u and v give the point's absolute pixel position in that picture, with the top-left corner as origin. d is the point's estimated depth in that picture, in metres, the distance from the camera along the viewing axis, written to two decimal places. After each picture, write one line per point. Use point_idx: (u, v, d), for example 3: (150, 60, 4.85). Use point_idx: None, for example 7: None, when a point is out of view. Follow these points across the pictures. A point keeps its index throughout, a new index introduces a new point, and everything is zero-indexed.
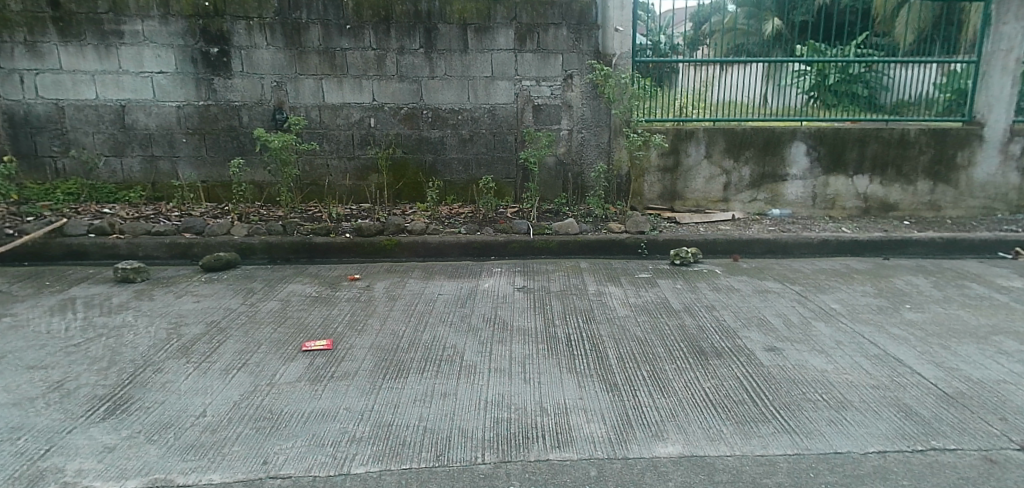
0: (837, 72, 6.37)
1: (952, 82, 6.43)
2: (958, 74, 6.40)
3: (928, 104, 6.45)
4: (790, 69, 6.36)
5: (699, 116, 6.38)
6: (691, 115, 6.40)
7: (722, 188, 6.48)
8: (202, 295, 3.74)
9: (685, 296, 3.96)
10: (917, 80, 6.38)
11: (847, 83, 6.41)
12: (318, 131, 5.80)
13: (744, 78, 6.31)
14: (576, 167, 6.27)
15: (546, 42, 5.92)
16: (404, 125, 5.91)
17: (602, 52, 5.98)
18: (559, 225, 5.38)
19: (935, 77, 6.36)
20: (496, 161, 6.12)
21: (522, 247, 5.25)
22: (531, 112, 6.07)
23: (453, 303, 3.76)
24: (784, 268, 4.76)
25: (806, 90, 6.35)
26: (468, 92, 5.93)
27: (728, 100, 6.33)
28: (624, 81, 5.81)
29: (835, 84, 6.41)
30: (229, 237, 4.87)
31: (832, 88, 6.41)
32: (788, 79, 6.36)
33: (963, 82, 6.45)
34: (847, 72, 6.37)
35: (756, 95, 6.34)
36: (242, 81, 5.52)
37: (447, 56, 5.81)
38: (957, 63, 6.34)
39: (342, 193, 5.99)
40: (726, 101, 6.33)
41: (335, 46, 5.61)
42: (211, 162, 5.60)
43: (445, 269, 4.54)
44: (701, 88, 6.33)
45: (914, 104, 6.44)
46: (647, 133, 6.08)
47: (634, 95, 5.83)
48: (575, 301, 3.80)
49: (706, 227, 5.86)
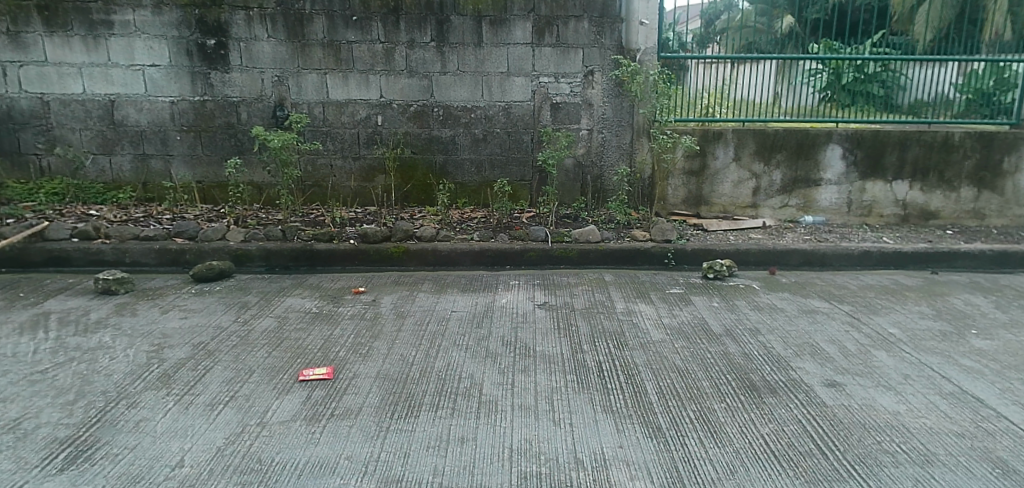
0: (852, 71, 6.02)
1: (973, 83, 5.99)
2: (980, 73, 5.95)
3: (951, 105, 5.99)
4: (804, 67, 6.00)
5: (722, 116, 6.04)
6: (715, 114, 6.05)
7: (751, 193, 6.09)
8: (190, 311, 3.39)
9: (724, 317, 3.58)
10: (937, 80, 5.95)
11: (863, 82, 5.99)
12: (323, 129, 5.44)
13: (757, 76, 5.90)
14: (595, 169, 5.89)
15: (566, 35, 5.53)
16: (414, 124, 5.54)
17: (625, 47, 5.61)
18: (579, 233, 5.00)
19: (955, 77, 5.95)
20: (511, 163, 5.74)
21: (540, 256, 4.87)
22: (548, 110, 5.69)
23: (468, 322, 3.39)
24: (828, 284, 4.37)
25: (821, 89, 6.03)
26: (481, 89, 5.55)
27: (742, 100, 5.95)
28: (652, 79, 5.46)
29: (850, 84, 6.01)
30: (224, 242, 4.52)
31: (847, 88, 5.99)
32: (802, 77, 5.98)
33: (984, 82, 6.00)
34: (863, 71, 6.00)
35: (767, 94, 5.95)
36: (241, 75, 5.17)
37: (460, 50, 5.44)
38: (977, 63, 5.90)
39: (347, 195, 5.63)
40: (738, 100, 5.95)
41: (340, 39, 5.25)
42: (207, 161, 5.25)
43: (458, 281, 4.17)
44: (724, 85, 5.95)
45: (936, 104, 5.97)
46: (674, 134, 5.69)
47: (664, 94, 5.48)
48: (603, 322, 3.43)
49: (736, 236, 5.47)
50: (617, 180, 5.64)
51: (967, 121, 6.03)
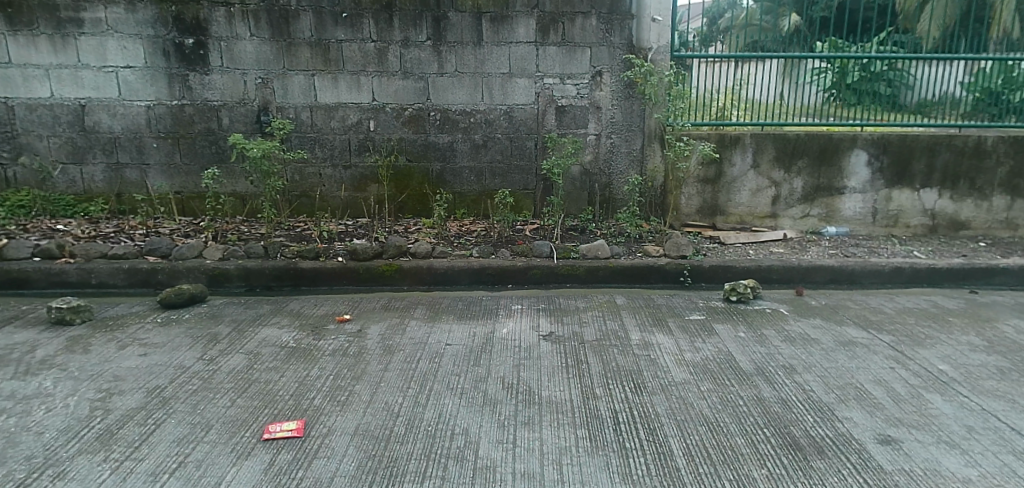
0: (858, 69, 5.58)
1: (982, 82, 5.55)
2: (989, 72, 5.52)
3: (958, 106, 5.61)
4: (809, 65, 5.56)
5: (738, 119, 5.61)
6: (727, 118, 5.62)
7: (770, 203, 5.69)
8: (151, 345, 3.01)
9: (753, 350, 3.19)
10: (944, 79, 5.55)
11: (869, 81, 5.60)
12: (311, 135, 5.06)
13: (757, 75, 5.50)
14: (604, 177, 5.50)
15: (572, 33, 5.15)
16: (409, 129, 5.15)
17: (636, 45, 5.20)
18: (587, 248, 4.60)
19: (963, 75, 5.53)
20: (513, 170, 5.36)
21: (544, 274, 4.47)
22: (553, 114, 5.30)
23: (464, 358, 3.00)
24: (862, 308, 3.96)
25: (826, 88, 5.55)
26: (481, 92, 5.16)
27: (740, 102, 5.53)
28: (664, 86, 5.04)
29: (856, 83, 5.61)
30: (200, 261, 4.15)
31: (852, 87, 5.62)
32: (806, 75, 5.53)
33: (995, 81, 5.55)
34: (869, 69, 5.56)
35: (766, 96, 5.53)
36: (223, 77, 4.79)
37: (459, 49, 5.04)
38: (986, 61, 5.46)
39: (337, 206, 5.24)
40: (743, 100, 5.56)
41: (329, 37, 4.86)
42: (185, 170, 4.87)
43: (454, 305, 3.78)
44: (737, 84, 5.52)
45: (942, 104, 5.61)
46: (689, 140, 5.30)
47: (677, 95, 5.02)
48: (616, 357, 3.03)
49: (756, 249, 5.07)
50: (628, 189, 5.25)
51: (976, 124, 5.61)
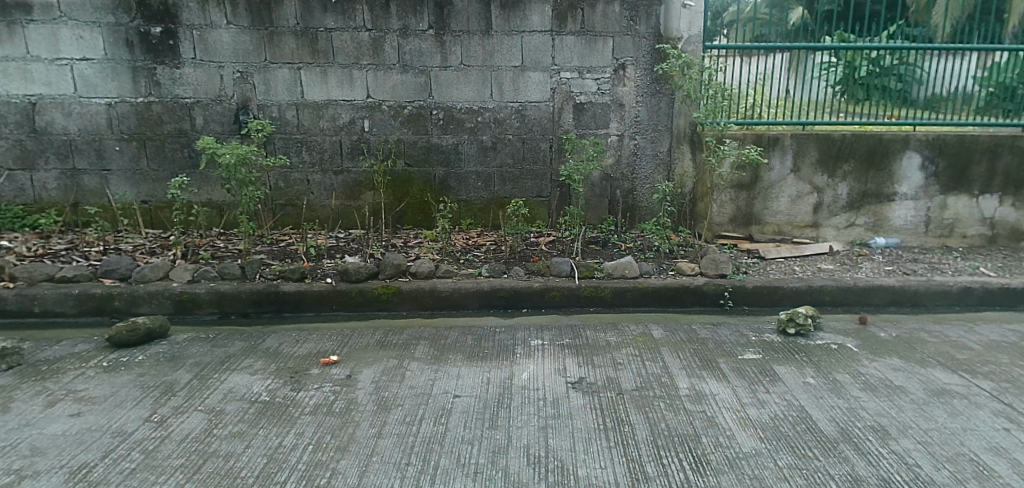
0: (868, 63, 4.94)
1: (994, 76, 4.97)
2: (1002, 65, 4.93)
3: (970, 101, 5.00)
4: (815, 59, 4.93)
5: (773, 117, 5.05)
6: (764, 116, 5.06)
7: (812, 211, 5.11)
8: (89, 401, 2.43)
9: (830, 404, 2.60)
10: (956, 74, 4.93)
11: (879, 76, 4.95)
12: (297, 137, 4.47)
13: (762, 70, 4.93)
14: (627, 182, 4.96)
15: (592, 22, 4.60)
16: (408, 129, 4.59)
17: (663, 34, 4.67)
18: (613, 266, 4.02)
19: (977, 69, 4.93)
20: (525, 175, 4.80)
21: (564, 297, 3.89)
22: (571, 112, 4.77)
23: (477, 416, 2.42)
24: (941, 342, 3.36)
25: (833, 84, 4.96)
26: (490, 88, 4.60)
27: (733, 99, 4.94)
28: (704, 81, 4.51)
29: (865, 78, 4.97)
30: (166, 284, 3.57)
31: (861, 83, 5.00)
32: (812, 71, 4.94)
33: (1008, 75, 4.97)
34: (879, 63, 4.93)
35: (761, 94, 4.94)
36: (194, 71, 4.21)
37: (465, 39, 4.48)
38: (1000, 52, 4.87)
39: (327, 216, 4.65)
40: (764, 96, 5.01)
41: (317, 25, 4.27)
42: (154, 177, 4.30)
43: (463, 339, 3.20)
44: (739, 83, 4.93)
45: (954, 99, 5.00)
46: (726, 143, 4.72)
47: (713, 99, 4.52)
48: (665, 416, 2.44)
49: (802, 265, 4.49)
50: (657, 197, 4.67)
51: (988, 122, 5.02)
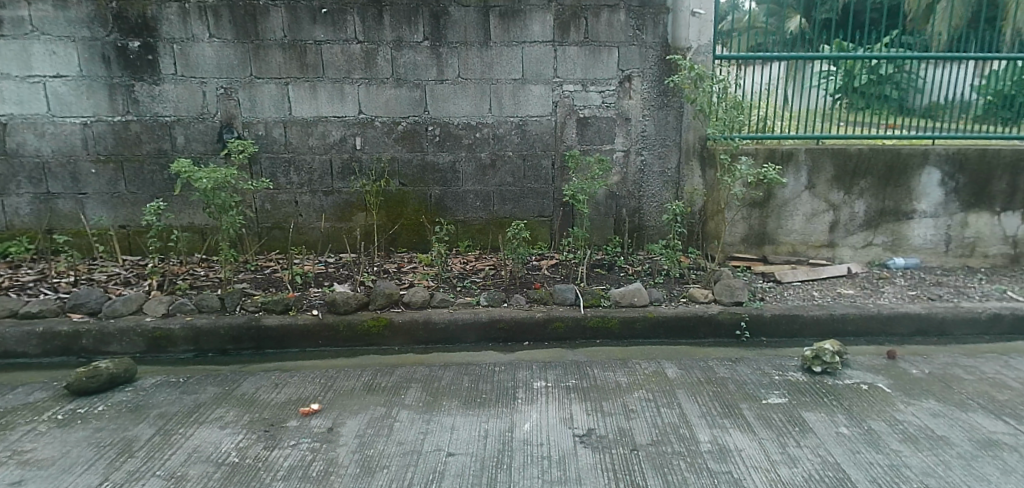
0: (865, 71, 4.69)
1: (994, 84, 4.71)
2: (1001, 73, 4.68)
3: (970, 111, 4.73)
4: (812, 68, 4.69)
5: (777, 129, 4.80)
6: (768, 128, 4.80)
7: (828, 230, 4.85)
8: (35, 464, 2.17)
9: (870, 461, 2.31)
10: (955, 82, 4.67)
11: (877, 85, 4.69)
12: (285, 156, 4.21)
13: (760, 80, 4.67)
14: (633, 201, 4.70)
15: (596, 32, 4.36)
16: (403, 147, 4.33)
17: (670, 44, 4.44)
18: (621, 294, 3.75)
19: (976, 77, 4.67)
20: (526, 194, 4.55)
21: (569, 329, 3.62)
22: (575, 127, 4.51)
23: (473, 480, 2.13)
24: (981, 380, 3.08)
25: (832, 94, 4.69)
26: (488, 102, 4.35)
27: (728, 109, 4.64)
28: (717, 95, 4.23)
29: (863, 87, 4.71)
30: (138, 319, 3.31)
31: (860, 93, 4.72)
32: (809, 80, 4.68)
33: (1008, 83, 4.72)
34: (878, 71, 4.67)
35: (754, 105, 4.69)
36: (175, 87, 3.95)
37: (462, 51, 4.23)
38: (999, 60, 4.63)
39: (315, 239, 4.38)
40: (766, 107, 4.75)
41: (305, 37, 4.02)
42: (132, 200, 4.05)
43: (459, 381, 2.93)
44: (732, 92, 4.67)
45: (954, 108, 4.73)
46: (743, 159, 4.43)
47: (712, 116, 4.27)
48: (686, 479, 2.16)
49: (821, 290, 4.21)
50: (667, 218, 4.41)
51: (988, 134, 4.74)
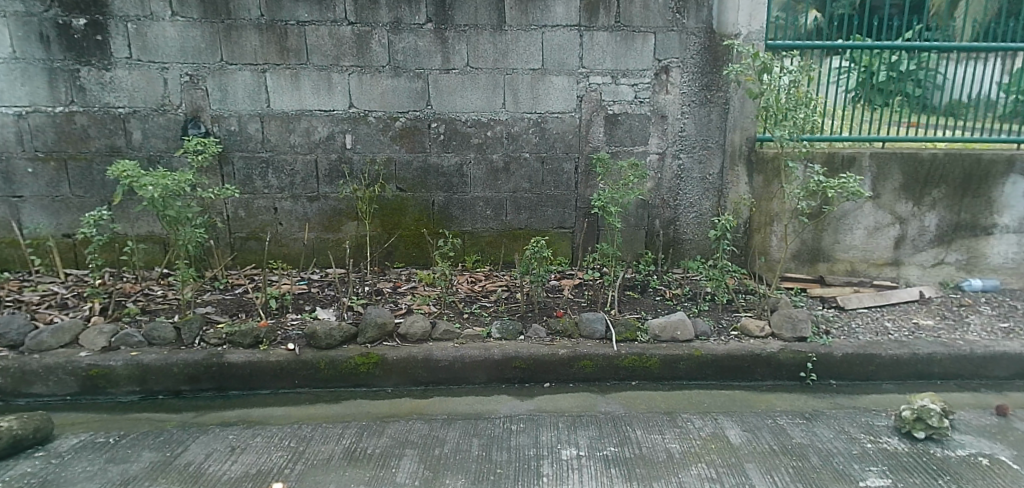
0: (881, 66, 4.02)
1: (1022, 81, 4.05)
2: None
3: (994, 111, 4.07)
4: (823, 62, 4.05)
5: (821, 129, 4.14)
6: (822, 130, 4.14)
7: (892, 245, 4.19)
8: None
9: None
10: (979, 78, 4.00)
11: (895, 81, 4.03)
12: (263, 155, 3.61)
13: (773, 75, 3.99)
14: (667, 211, 4.09)
15: (629, 13, 3.72)
16: (401, 146, 3.72)
17: (717, 30, 3.81)
18: (660, 326, 3.12)
19: (1002, 74, 4.00)
20: (544, 202, 3.93)
21: (599, 368, 3.00)
22: (602, 125, 3.89)
23: None
24: None
25: (849, 90, 4.04)
26: (502, 95, 3.72)
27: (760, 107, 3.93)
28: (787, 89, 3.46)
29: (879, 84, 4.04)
30: (71, 352, 2.73)
31: (877, 89, 4.06)
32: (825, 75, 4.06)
33: None
34: (895, 66, 4.02)
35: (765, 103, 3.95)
36: (130, 73, 3.40)
37: (472, 34, 3.60)
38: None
39: (299, 252, 3.77)
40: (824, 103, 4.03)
41: (287, 17, 3.44)
42: (78, 204, 3.51)
43: (465, 447, 2.30)
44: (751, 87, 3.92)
45: (977, 107, 4.07)
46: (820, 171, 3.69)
47: (778, 115, 3.49)
48: None
49: (893, 319, 3.57)
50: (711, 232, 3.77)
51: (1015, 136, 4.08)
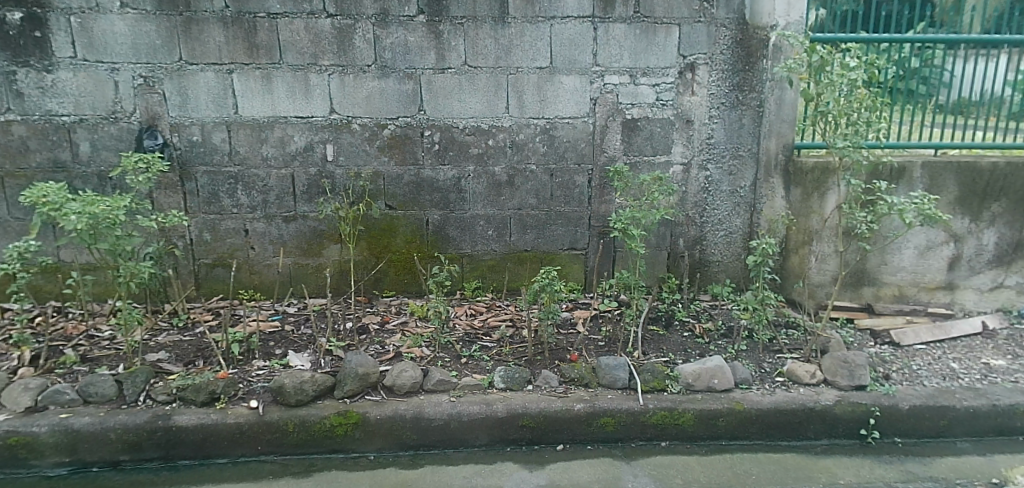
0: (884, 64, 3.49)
1: None
2: None
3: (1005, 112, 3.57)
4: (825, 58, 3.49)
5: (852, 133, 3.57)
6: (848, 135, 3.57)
7: (947, 267, 3.70)
8: None
9: None
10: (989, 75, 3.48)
11: (899, 80, 3.50)
12: (231, 170, 3.12)
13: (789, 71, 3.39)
14: (693, 229, 3.60)
15: (651, 2, 3.23)
16: (390, 158, 3.24)
17: (749, 20, 3.31)
18: (694, 374, 2.64)
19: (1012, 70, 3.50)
20: (554, 220, 3.45)
21: (625, 427, 2.53)
22: (621, 132, 3.39)
23: None
24: None
25: None
26: (504, 98, 3.23)
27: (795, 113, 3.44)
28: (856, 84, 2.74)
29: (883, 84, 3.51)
30: None
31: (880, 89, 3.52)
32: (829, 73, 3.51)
33: None
34: (900, 63, 3.49)
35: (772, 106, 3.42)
36: (74, 76, 2.91)
37: (470, 28, 3.12)
38: None
39: (273, 280, 3.29)
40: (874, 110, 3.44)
41: (255, 9, 2.96)
42: (19, 227, 3.04)
43: None
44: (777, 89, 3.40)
45: (986, 105, 3.54)
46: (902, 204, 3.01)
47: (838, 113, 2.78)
48: None
49: (957, 360, 3.09)
50: (748, 256, 3.22)
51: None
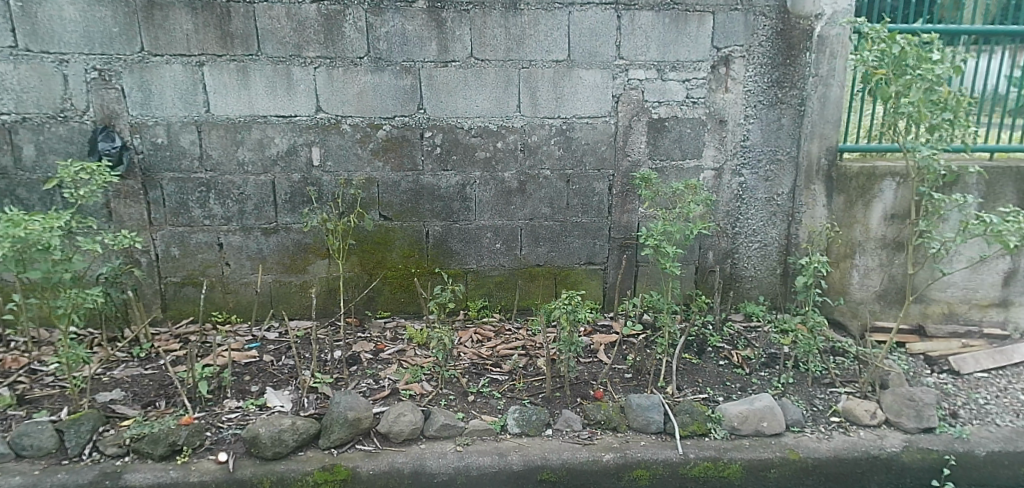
0: None
1: None
2: None
3: None
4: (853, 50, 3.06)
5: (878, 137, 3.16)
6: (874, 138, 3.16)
7: (1003, 283, 3.23)
8: None
9: None
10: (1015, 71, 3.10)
11: None
12: (202, 176, 2.74)
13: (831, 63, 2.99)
14: (723, 241, 3.24)
15: None
16: (385, 163, 2.85)
17: (791, 9, 2.93)
18: (741, 415, 2.27)
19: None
20: (571, 231, 3.07)
21: (663, 481, 2.16)
22: (646, 133, 3.02)
23: None
24: None
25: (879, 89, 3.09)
26: (515, 95, 2.85)
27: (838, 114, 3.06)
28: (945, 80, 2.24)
29: None
30: None
31: None
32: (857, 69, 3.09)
33: None
34: None
35: (806, 106, 3.05)
36: (16, 69, 2.52)
37: (477, 15, 2.73)
38: None
39: (252, 300, 2.90)
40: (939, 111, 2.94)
41: None
42: None
43: None
44: (818, 86, 3.02)
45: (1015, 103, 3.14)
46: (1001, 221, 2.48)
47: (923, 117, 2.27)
48: None
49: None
50: (798, 281, 2.78)
51: None
